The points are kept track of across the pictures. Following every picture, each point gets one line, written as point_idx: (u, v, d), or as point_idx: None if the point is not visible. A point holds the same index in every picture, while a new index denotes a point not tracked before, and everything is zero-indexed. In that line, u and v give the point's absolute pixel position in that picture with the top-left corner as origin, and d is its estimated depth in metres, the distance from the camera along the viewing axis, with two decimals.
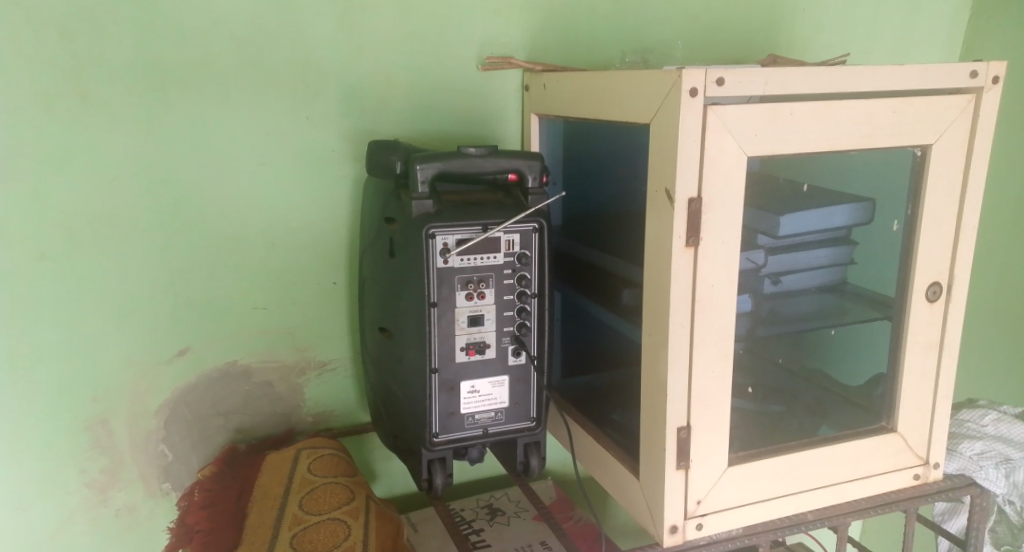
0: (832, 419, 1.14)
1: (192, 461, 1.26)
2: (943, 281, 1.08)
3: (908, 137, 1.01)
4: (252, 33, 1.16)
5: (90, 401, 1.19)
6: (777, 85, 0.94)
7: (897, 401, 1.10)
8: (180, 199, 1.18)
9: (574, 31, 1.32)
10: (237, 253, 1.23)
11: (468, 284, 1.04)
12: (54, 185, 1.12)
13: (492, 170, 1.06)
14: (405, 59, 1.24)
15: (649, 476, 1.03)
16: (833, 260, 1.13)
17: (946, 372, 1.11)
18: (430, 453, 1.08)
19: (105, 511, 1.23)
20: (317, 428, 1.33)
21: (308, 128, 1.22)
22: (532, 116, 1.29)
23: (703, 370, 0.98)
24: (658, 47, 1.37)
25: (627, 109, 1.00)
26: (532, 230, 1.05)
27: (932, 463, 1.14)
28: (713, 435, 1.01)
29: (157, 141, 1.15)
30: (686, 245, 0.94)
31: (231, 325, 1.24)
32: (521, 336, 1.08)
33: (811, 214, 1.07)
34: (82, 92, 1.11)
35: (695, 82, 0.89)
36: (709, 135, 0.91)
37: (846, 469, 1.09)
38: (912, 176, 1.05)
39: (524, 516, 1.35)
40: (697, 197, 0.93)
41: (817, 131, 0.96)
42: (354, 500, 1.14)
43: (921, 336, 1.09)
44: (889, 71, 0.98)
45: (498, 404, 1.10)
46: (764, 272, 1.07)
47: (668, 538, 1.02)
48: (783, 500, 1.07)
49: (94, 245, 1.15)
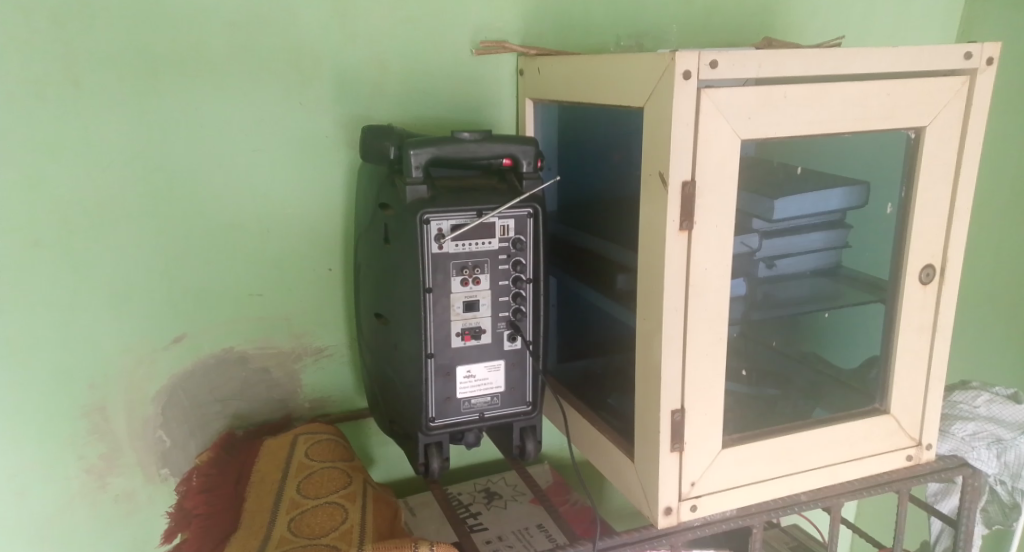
0: (825, 401, 1.15)
1: (190, 447, 1.26)
2: (936, 264, 1.08)
3: (902, 120, 1.01)
4: (244, 18, 1.16)
5: (87, 388, 1.19)
6: (771, 68, 0.94)
7: (890, 383, 1.11)
8: (174, 185, 1.18)
9: (569, 15, 1.31)
10: (232, 240, 1.23)
11: (464, 270, 1.05)
12: (48, 172, 1.12)
13: (486, 155, 1.06)
14: (398, 43, 1.23)
15: (644, 458, 1.04)
16: (828, 243, 1.13)
17: (940, 355, 1.12)
18: (427, 437, 1.09)
19: (103, 497, 1.23)
20: (315, 415, 1.33)
21: (302, 114, 1.21)
22: (527, 101, 1.29)
23: (697, 354, 0.99)
24: (653, 31, 1.37)
25: (622, 94, 1.00)
26: (527, 215, 1.05)
27: (924, 444, 1.15)
28: (708, 418, 1.02)
29: (150, 127, 1.15)
30: (680, 230, 0.94)
31: (226, 311, 1.25)
32: (517, 322, 1.09)
33: (804, 198, 1.08)
34: (74, 78, 1.11)
35: (688, 65, 0.89)
36: (702, 119, 0.91)
37: (840, 450, 1.10)
38: (906, 159, 1.05)
39: (521, 499, 1.36)
40: (691, 181, 0.93)
41: (811, 114, 0.96)
42: (352, 484, 1.15)
43: (914, 318, 1.09)
44: (883, 53, 0.98)
45: (494, 389, 1.10)
46: (758, 256, 1.07)
47: (663, 519, 1.02)
48: (778, 481, 1.08)
49: (88, 232, 1.15)
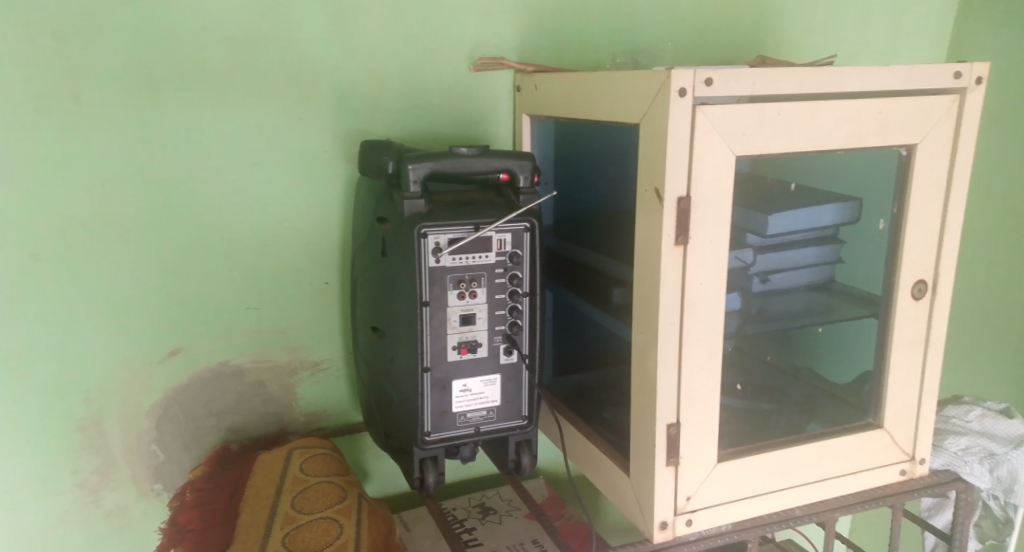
0: (820, 415, 1.16)
1: (184, 462, 1.26)
2: (928, 279, 1.09)
3: (894, 137, 1.02)
4: (243, 34, 1.17)
5: (81, 402, 1.19)
6: (765, 85, 0.95)
7: (883, 397, 1.12)
8: (172, 199, 1.18)
9: (565, 32, 1.33)
10: (229, 254, 1.23)
11: (461, 283, 1.05)
12: (46, 186, 1.13)
13: (484, 170, 1.07)
14: (397, 59, 1.25)
15: (639, 472, 1.04)
16: (821, 258, 1.15)
17: (933, 369, 1.13)
18: (423, 451, 1.09)
19: (97, 512, 1.23)
20: (310, 429, 1.33)
21: (301, 128, 1.22)
22: (524, 117, 1.30)
23: (692, 368, 0.99)
24: (648, 48, 1.38)
25: (618, 110, 1.01)
26: (524, 230, 1.06)
27: (918, 458, 1.16)
28: (703, 432, 1.02)
29: (149, 142, 1.16)
30: (676, 244, 0.95)
31: (223, 325, 1.25)
32: (513, 335, 1.09)
33: (800, 214, 1.09)
34: (74, 93, 1.11)
35: (683, 82, 0.90)
36: (698, 135, 0.92)
37: (834, 464, 1.11)
38: (898, 176, 1.06)
39: (516, 514, 1.36)
40: (686, 196, 0.94)
41: (805, 131, 0.98)
42: (346, 499, 1.15)
43: (907, 333, 1.10)
44: (874, 72, 1.00)
45: (490, 403, 1.10)
46: (752, 270, 1.08)
47: (658, 533, 1.03)
48: (772, 496, 1.08)
49: (85, 246, 1.16)
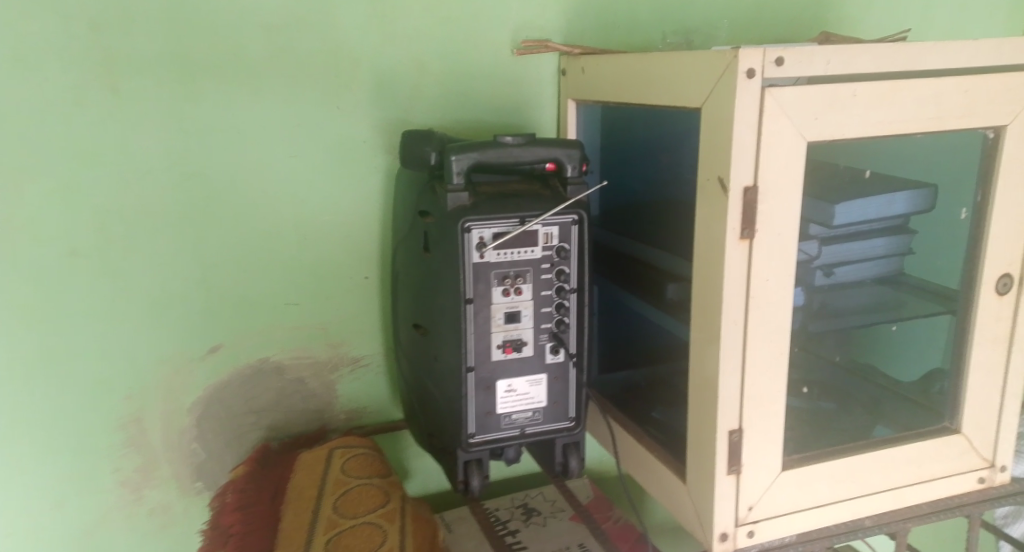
0: (888, 417, 1.08)
1: (225, 459, 1.23)
2: (1014, 273, 1.01)
3: (979, 120, 0.94)
4: (281, 21, 1.12)
5: (122, 400, 1.16)
6: (839, 64, 0.88)
7: (962, 398, 1.04)
8: (211, 192, 1.15)
9: (613, 12, 1.26)
10: (269, 249, 1.19)
11: (505, 280, 1.00)
12: (82, 180, 1.09)
13: (529, 160, 1.01)
14: (437, 45, 1.19)
15: (696, 480, 0.98)
16: (890, 250, 1.06)
17: (1017, 369, 1.05)
18: (467, 454, 1.04)
19: (138, 510, 1.20)
20: (350, 426, 1.29)
21: (340, 118, 1.17)
22: (570, 102, 1.24)
23: (756, 371, 0.93)
24: (702, 28, 1.31)
25: (673, 94, 0.94)
26: (572, 222, 1.00)
27: (998, 465, 1.08)
28: (766, 437, 0.96)
29: (185, 133, 1.12)
30: (741, 238, 0.88)
31: (263, 321, 1.21)
32: (560, 333, 1.03)
33: (869, 203, 1.00)
34: (110, 84, 1.08)
35: (751, 62, 0.83)
36: (767, 119, 0.85)
37: (907, 472, 1.03)
38: (982, 161, 0.99)
39: (561, 516, 1.30)
40: (753, 186, 0.87)
41: (881, 114, 0.90)
42: (389, 504, 1.11)
43: (988, 331, 1.02)
44: (958, 48, 0.92)
45: (537, 404, 1.05)
46: (816, 263, 1.00)
47: (719, 545, 0.96)
48: (840, 504, 1.01)
49: (124, 240, 1.12)
